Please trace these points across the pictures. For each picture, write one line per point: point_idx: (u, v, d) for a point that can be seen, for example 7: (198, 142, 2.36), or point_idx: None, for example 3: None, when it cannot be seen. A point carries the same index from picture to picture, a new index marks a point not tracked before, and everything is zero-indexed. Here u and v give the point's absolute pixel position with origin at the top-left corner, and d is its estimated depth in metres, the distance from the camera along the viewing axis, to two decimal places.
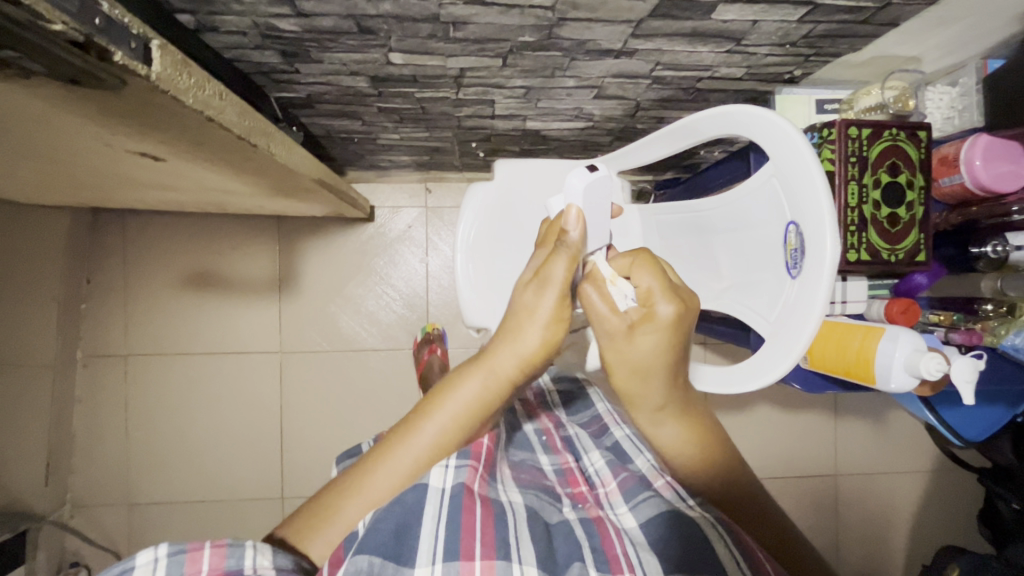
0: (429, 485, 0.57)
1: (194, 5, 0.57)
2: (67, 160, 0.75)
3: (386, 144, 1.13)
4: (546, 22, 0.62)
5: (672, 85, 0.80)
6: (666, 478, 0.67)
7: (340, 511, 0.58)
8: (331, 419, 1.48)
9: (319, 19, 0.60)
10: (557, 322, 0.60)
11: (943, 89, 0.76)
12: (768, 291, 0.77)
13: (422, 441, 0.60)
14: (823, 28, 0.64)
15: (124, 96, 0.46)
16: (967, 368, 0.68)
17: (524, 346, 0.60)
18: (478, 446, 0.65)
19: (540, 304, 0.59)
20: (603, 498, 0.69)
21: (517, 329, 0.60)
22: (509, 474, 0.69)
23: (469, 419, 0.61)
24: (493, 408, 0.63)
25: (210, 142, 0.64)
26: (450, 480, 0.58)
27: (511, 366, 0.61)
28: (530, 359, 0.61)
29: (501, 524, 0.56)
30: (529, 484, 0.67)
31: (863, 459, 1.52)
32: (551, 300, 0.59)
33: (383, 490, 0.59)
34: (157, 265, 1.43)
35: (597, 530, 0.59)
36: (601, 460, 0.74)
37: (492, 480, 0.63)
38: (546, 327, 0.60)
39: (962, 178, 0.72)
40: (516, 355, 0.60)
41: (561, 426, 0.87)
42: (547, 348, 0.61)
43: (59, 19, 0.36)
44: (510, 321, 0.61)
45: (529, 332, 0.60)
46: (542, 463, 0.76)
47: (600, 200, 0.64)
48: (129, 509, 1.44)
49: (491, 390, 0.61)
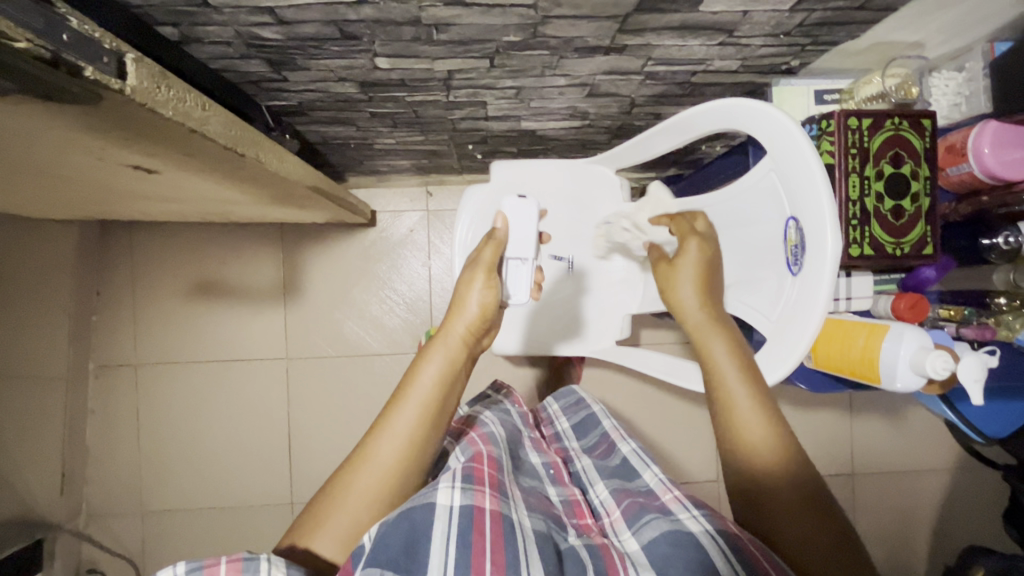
0: (437, 503, 0.56)
1: (175, 17, 0.57)
2: (64, 175, 0.76)
3: (383, 149, 1.13)
4: (530, 21, 0.60)
5: (666, 81, 0.79)
6: (674, 494, 0.64)
7: (349, 493, 0.62)
8: (338, 423, 1.48)
9: (300, 26, 0.60)
10: (487, 288, 0.75)
11: (949, 74, 0.74)
12: (769, 290, 0.76)
13: (410, 400, 0.68)
14: (818, 16, 0.62)
15: (102, 109, 0.46)
16: (975, 368, 0.65)
17: (467, 313, 0.74)
18: (480, 469, 0.61)
19: (471, 275, 0.76)
20: (608, 527, 0.65)
21: (458, 303, 0.75)
22: (519, 495, 0.64)
23: (437, 385, 0.69)
24: (458, 378, 0.72)
25: (198, 153, 0.63)
26: (459, 499, 0.57)
27: (459, 336, 0.73)
28: (473, 325, 0.74)
29: (512, 546, 0.54)
30: (538, 508, 0.64)
31: (881, 457, 1.48)
32: (477, 278, 0.75)
33: (382, 464, 0.64)
34: (164, 275, 1.45)
35: (602, 554, 0.57)
36: (605, 490, 0.71)
37: (504, 495, 0.60)
38: (480, 293, 0.74)
39: (970, 166, 0.69)
40: (463, 320, 0.73)
41: (568, 460, 0.82)
42: (486, 313, 0.74)
43: (20, 36, 0.35)
44: (450, 303, 0.75)
45: (468, 298, 0.74)
46: (550, 492, 0.71)
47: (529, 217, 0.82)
48: (143, 516, 1.46)
49: (453, 349, 0.72)
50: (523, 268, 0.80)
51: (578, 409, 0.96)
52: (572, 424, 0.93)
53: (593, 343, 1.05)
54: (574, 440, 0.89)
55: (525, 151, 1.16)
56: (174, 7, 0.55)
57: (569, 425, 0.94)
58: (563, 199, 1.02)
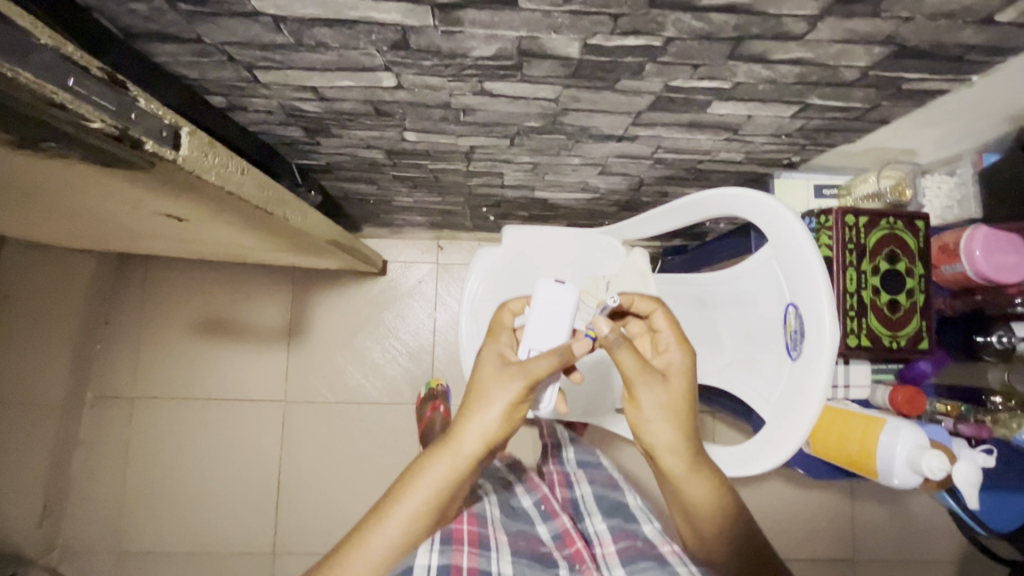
0: (414, 564, 0.54)
1: (225, 89, 0.62)
2: (98, 219, 0.80)
3: (400, 206, 1.17)
4: (550, 111, 0.65)
5: (674, 165, 0.83)
6: (672, 547, 0.61)
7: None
8: (327, 471, 1.45)
9: (339, 102, 0.65)
10: (523, 395, 0.57)
11: (941, 177, 0.77)
12: (770, 371, 0.77)
13: (412, 504, 0.56)
14: (817, 123, 0.66)
15: (152, 172, 0.50)
16: (971, 473, 0.64)
17: (490, 426, 0.57)
18: (460, 529, 0.60)
19: (504, 373, 0.58)
20: (601, 558, 0.63)
21: (480, 398, 0.57)
22: (504, 542, 0.62)
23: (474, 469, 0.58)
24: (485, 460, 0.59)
25: (231, 210, 0.67)
26: (434, 561, 0.55)
27: (481, 438, 0.57)
28: (499, 433, 0.57)
29: None
30: (523, 551, 0.61)
31: (885, 547, 1.41)
32: (511, 390, 0.56)
33: (384, 550, 0.54)
34: (174, 310, 1.48)
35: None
36: (603, 522, 0.68)
37: (484, 551, 0.59)
38: (509, 401, 0.57)
39: (963, 267, 0.72)
40: (483, 433, 0.56)
41: (568, 486, 0.80)
42: (514, 424, 0.58)
43: (97, 119, 0.40)
44: (469, 401, 0.58)
45: (495, 403, 0.57)
46: (539, 531, 0.68)
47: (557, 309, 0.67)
48: (117, 557, 1.41)
49: (461, 472, 0.57)
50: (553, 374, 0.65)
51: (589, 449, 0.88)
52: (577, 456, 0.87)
53: (592, 406, 1.01)
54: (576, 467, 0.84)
55: (535, 216, 1.20)
56: (226, 81, 0.60)
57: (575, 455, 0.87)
58: (569, 262, 1.03)
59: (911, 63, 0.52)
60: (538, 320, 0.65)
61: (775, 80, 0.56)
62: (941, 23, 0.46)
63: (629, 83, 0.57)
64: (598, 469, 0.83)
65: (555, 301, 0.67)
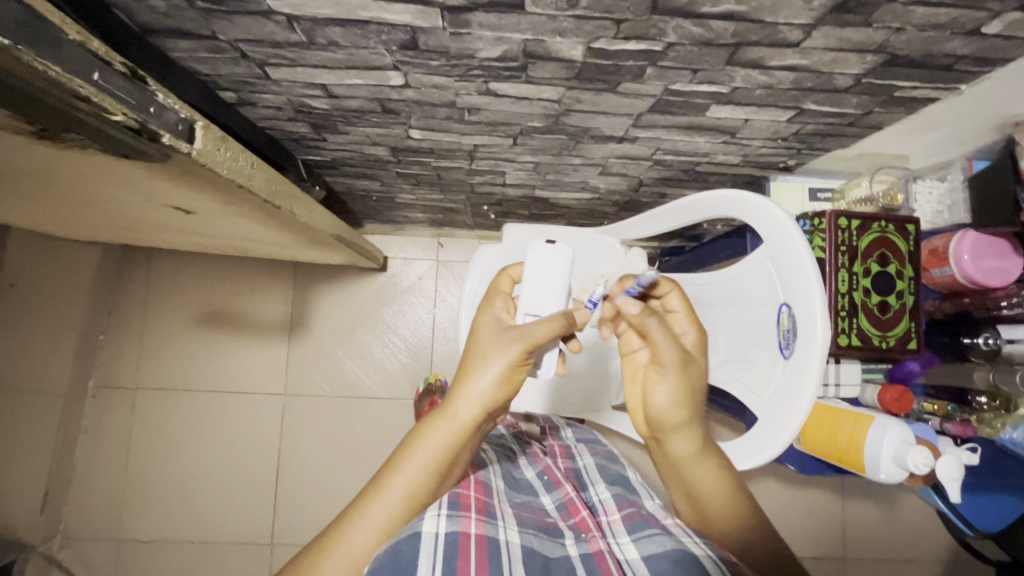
0: (422, 531, 0.53)
1: (237, 85, 0.63)
2: (107, 209, 0.81)
3: (403, 203, 1.19)
4: (553, 112, 0.66)
5: (673, 167, 0.85)
6: (674, 519, 0.63)
7: (343, 542, 0.55)
8: (325, 463, 1.47)
9: (347, 100, 0.66)
10: (519, 361, 0.59)
11: (932, 183, 0.79)
12: (763, 369, 0.78)
13: (408, 472, 0.58)
14: (812, 128, 0.68)
15: (166, 164, 0.52)
16: (953, 466, 0.67)
17: (485, 393, 0.59)
18: (466, 495, 0.61)
19: (501, 343, 0.60)
20: (605, 525, 0.64)
21: (475, 368, 0.60)
22: (511, 511, 0.63)
23: (475, 432, 0.60)
24: (483, 426, 0.62)
25: (239, 202, 0.69)
26: (444, 526, 0.54)
27: (476, 406, 0.59)
28: (497, 397, 0.59)
29: (497, 567, 0.52)
30: (529, 521, 0.62)
31: (875, 546, 1.43)
32: (508, 354, 0.59)
33: (385, 516, 0.57)
34: (176, 302, 1.49)
35: (597, 566, 0.55)
36: (607, 491, 0.71)
37: (491, 518, 0.58)
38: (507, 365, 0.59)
39: (952, 271, 0.75)
40: (479, 400, 0.59)
41: (570, 463, 0.83)
42: (512, 387, 0.60)
43: (118, 111, 0.42)
44: (465, 370, 0.60)
45: (489, 371, 0.59)
46: (544, 501, 0.70)
47: (550, 272, 0.69)
48: (116, 545, 1.43)
49: (458, 441, 0.59)
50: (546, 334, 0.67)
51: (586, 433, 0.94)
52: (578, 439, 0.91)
53: (588, 402, 1.04)
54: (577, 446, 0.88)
55: (535, 215, 1.22)
56: (238, 77, 0.62)
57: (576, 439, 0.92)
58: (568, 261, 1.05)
59: (902, 71, 0.54)
60: (533, 285, 0.68)
61: (771, 86, 0.58)
62: (930, 33, 0.48)
63: (630, 86, 0.59)
64: (597, 445, 0.89)
65: (550, 265, 0.69)
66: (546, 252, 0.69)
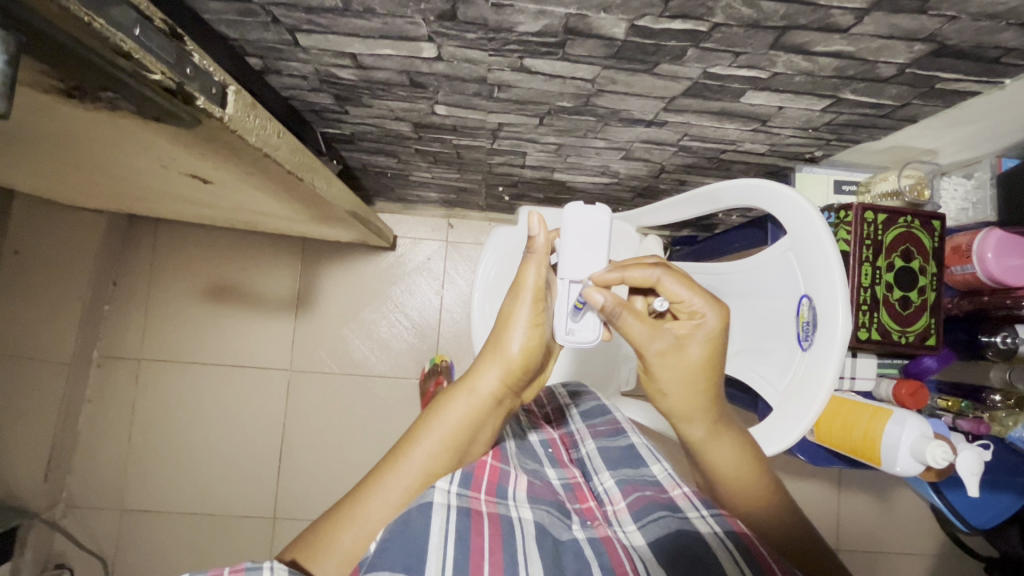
0: (433, 501, 0.53)
1: (264, 51, 0.62)
2: (122, 176, 0.80)
3: (417, 181, 1.17)
4: (584, 92, 0.65)
5: (697, 154, 0.84)
6: (682, 490, 0.63)
7: (364, 509, 0.56)
8: (328, 439, 1.47)
9: (375, 71, 0.65)
10: (535, 327, 0.64)
11: (958, 180, 0.80)
12: (779, 361, 0.78)
13: (429, 442, 0.61)
14: (845, 118, 0.67)
15: (197, 130, 0.51)
16: (972, 460, 0.69)
17: (507, 357, 0.64)
18: (483, 466, 0.60)
19: (516, 310, 0.64)
20: (611, 515, 0.62)
21: (500, 341, 0.65)
22: (523, 482, 0.62)
23: (493, 406, 0.64)
24: (503, 400, 0.65)
25: (261, 173, 0.68)
26: (456, 500, 0.54)
27: (495, 375, 0.64)
28: (515, 368, 0.64)
29: (510, 542, 0.52)
30: (543, 498, 0.60)
31: (868, 537, 1.45)
32: (526, 307, 0.64)
33: (402, 488, 0.58)
34: (182, 274, 1.48)
35: (606, 550, 0.54)
36: (611, 479, 0.67)
37: (502, 496, 0.58)
38: (524, 333, 0.64)
39: (974, 269, 0.75)
40: (499, 369, 0.64)
41: (572, 442, 0.80)
42: (530, 358, 0.65)
43: (158, 70, 0.41)
44: (490, 344, 0.66)
45: (509, 340, 0.64)
46: (550, 475, 0.70)
47: (587, 232, 0.67)
48: (120, 514, 1.44)
49: (477, 410, 0.63)
50: None
51: (587, 398, 0.89)
52: (579, 408, 0.87)
53: (601, 389, 1.04)
54: (578, 422, 0.84)
55: (550, 198, 1.21)
56: (266, 44, 0.60)
57: (577, 411, 0.87)
58: None
59: (946, 63, 0.53)
60: (569, 250, 0.66)
61: (811, 73, 0.57)
62: (983, 23, 0.47)
63: (668, 68, 0.58)
64: (603, 418, 0.82)
65: (589, 222, 0.67)
66: (589, 209, 0.67)
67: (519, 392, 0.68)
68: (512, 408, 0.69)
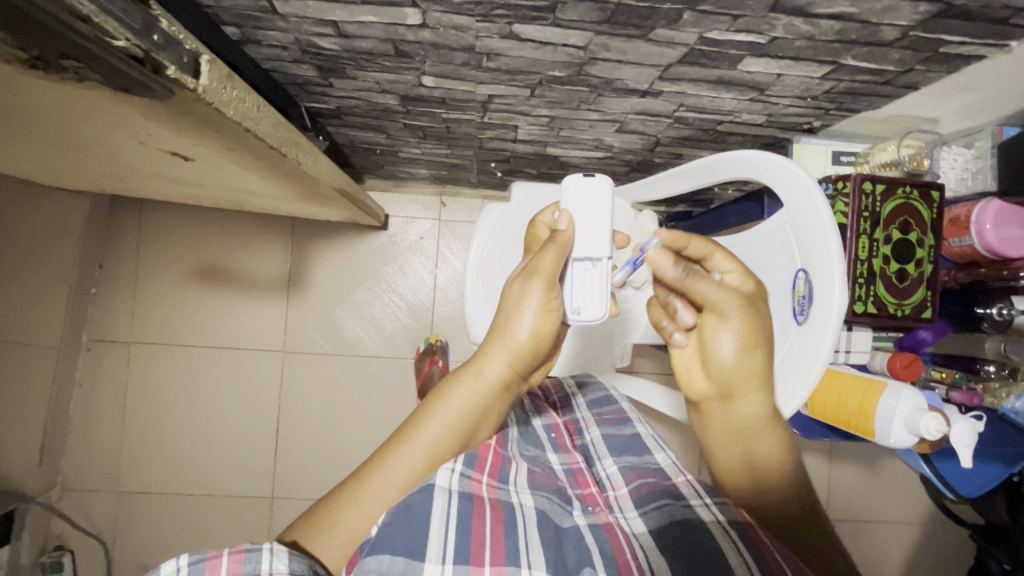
0: (436, 484, 0.52)
1: (241, 19, 0.59)
2: (98, 154, 0.77)
3: (408, 158, 1.15)
4: (576, 60, 0.63)
5: (693, 126, 0.82)
6: (686, 477, 0.63)
7: (366, 493, 0.56)
8: (324, 418, 1.47)
9: (358, 40, 0.62)
10: (548, 312, 0.61)
11: (958, 150, 0.78)
12: (774, 335, 0.78)
13: (433, 427, 0.59)
14: (845, 85, 0.65)
15: (170, 103, 0.49)
16: (966, 432, 0.70)
17: (515, 343, 0.61)
18: (486, 452, 0.59)
19: (525, 295, 0.60)
20: (613, 501, 0.63)
21: (508, 326, 0.62)
22: (524, 471, 0.62)
23: (499, 391, 0.63)
24: (511, 386, 0.64)
25: (243, 149, 0.66)
26: (458, 484, 0.53)
27: (503, 361, 0.61)
28: (524, 354, 0.62)
29: (511, 529, 0.52)
30: (543, 486, 0.61)
31: (858, 506, 1.48)
32: (539, 292, 0.60)
33: (406, 471, 0.57)
34: (170, 256, 1.45)
35: (607, 537, 0.54)
36: (615, 466, 0.68)
37: (503, 483, 0.58)
38: (535, 318, 0.60)
39: (971, 240, 0.74)
40: (507, 355, 0.61)
41: (575, 431, 0.80)
42: (541, 343, 0.62)
43: (121, 36, 0.39)
44: (497, 325, 0.63)
45: (518, 325, 0.61)
46: (552, 460, 0.70)
47: (593, 207, 0.66)
48: (118, 496, 1.44)
49: (484, 396, 0.61)
50: (596, 274, 0.65)
51: (594, 387, 0.90)
52: (585, 397, 0.88)
53: (597, 366, 1.04)
54: (583, 409, 0.85)
55: (544, 173, 1.19)
56: (243, 10, 0.57)
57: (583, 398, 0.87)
58: None
59: (952, 25, 0.51)
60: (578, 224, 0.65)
61: (812, 37, 0.55)
62: None
63: (664, 32, 0.55)
64: (608, 407, 0.83)
65: (589, 197, 0.66)
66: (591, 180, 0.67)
67: (528, 375, 0.66)
68: (519, 392, 0.67)
